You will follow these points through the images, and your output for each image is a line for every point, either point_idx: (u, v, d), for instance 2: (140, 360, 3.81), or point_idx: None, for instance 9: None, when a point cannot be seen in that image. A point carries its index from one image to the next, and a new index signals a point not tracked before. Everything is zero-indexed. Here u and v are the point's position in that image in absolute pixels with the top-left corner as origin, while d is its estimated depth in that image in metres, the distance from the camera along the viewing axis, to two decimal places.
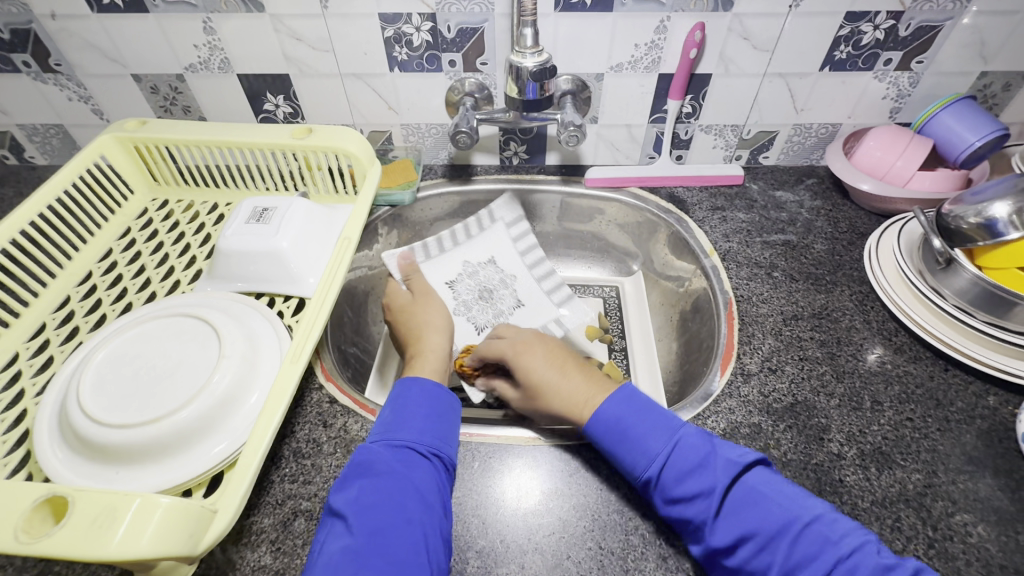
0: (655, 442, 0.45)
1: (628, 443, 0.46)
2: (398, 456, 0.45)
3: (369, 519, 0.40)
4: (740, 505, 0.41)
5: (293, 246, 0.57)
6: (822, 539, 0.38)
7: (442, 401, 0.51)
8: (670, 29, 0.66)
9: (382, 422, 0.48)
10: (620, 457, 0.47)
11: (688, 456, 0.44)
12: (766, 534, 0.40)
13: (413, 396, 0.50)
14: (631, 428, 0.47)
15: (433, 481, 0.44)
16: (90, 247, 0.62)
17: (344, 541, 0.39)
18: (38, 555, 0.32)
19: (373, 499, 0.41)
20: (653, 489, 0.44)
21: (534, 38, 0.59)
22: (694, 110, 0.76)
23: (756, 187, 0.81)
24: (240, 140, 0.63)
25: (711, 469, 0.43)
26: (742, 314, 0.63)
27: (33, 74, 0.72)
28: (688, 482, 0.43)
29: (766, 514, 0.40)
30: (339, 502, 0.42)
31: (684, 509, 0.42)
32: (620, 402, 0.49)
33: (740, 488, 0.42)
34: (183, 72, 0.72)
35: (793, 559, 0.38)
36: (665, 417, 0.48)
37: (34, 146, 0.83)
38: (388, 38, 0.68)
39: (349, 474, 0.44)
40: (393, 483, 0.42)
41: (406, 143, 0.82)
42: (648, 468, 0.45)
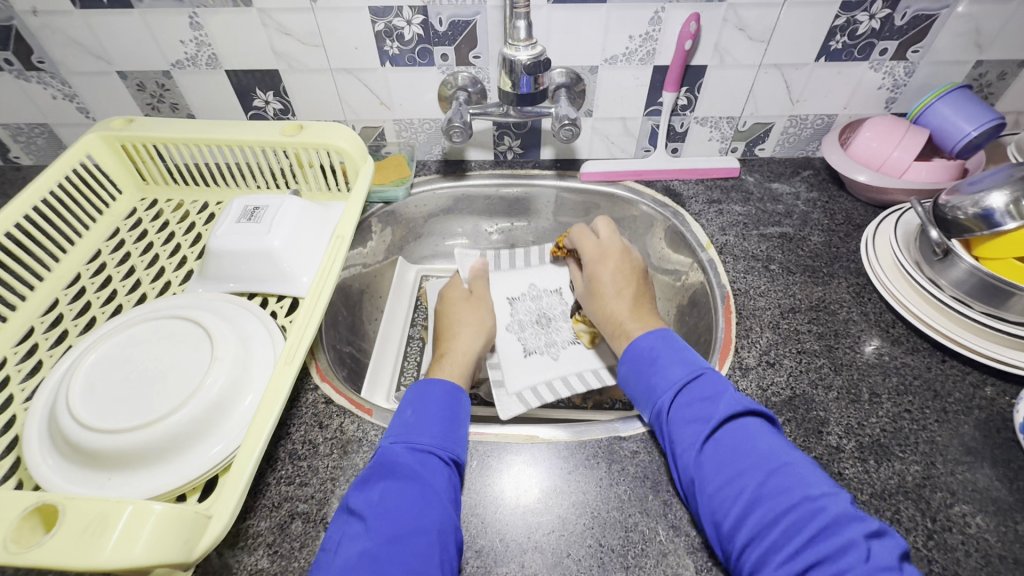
0: (676, 371, 0.49)
1: (654, 366, 0.51)
2: (420, 459, 0.45)
3: (389, 525, 0.40)
4: (736, 437, 0.44)
5: (286, 245, 0.56)
6: (797, 479, 0.40)
7: (460, 405, 0.51)
8: (664, 21, 0.65)
9: (406, 422, 0.48)
10: (643, 377, 0.51)
11: (702, 387, 0.47)
12: (747, 464, 0.42)
13: (434, 398, 0.50)
14: (660, 356, 0.51)
15: (448, 485, 0.44)
16: (78, 249, 0.61)
17: (363, 544, 0.39)
18: (27, 565, 0.32)
19: (393, 503, 0.41)
20: (660, 414, 0.48)
21: (527, 31, 0.58)
22: (689, 103, 0.76)
23: (752, 179, 0.80)
24: (228, 137, 0.62)
25: (716, 404, 0.46)
26: (739, 307, 0.63)
27: (15, 73, 0.71)
28: (695, 407, 0.46)
29: (752, 450, 0.43)
30: (359, 502, 0.42)
31: (681, 431, 0.46)
32: (657, 338, 0.54)
33: (737, 425, 0.45)
34: (170, 69, 0.71)
35: (765, 489, 0.40)
36: (692, 358, 0.51)
37: (19, 145, 0.81)
38: (378, 33, 0.67)
39: (372, 473, 0.44)
40: (414, 486, 0.42)
41: (399, 139, 0.81)
42: (663, 391, 0.49)
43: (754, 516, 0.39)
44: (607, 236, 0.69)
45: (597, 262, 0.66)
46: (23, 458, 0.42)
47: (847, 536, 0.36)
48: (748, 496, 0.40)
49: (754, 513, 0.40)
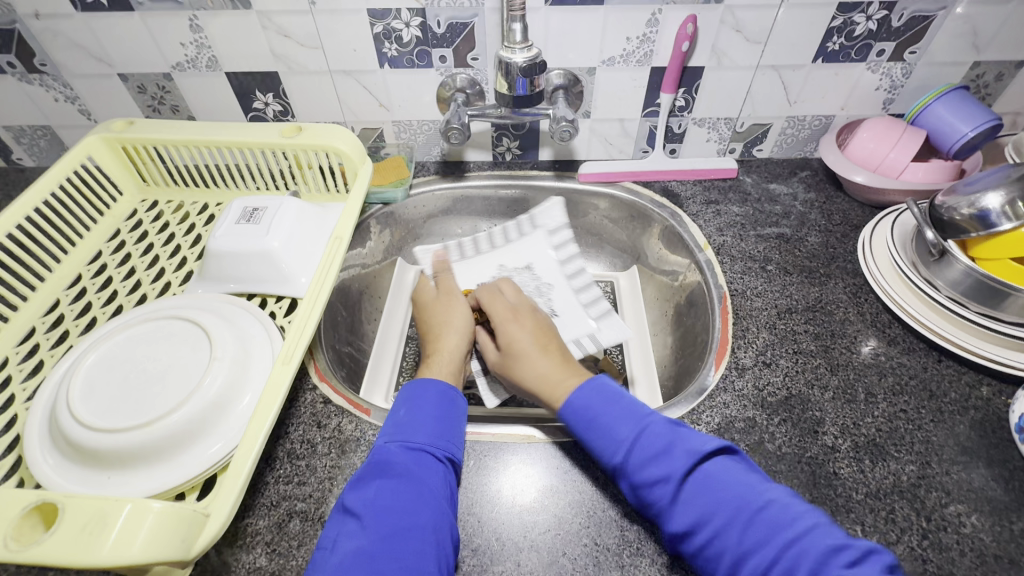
0: (624, 429, 0.45)
1: (596, 429, 0.47)
2: (415, 458, 0.45)
3: (386, 522, 0.40)
4: (703, 491, 0.41)
5: (285, 246, 0.57)
6: (772, 525, 0.38)
7: (456, 403, 0.51)
8: (661, 22, 0.66)
9: (400, 421, 0.48)
10: (591, 443, 0.47)
11: (652, 442, 0.44)
12: (719, 520, 0.39)
13: (428, 396, 0.50)
14: (599, 415, 0.47)
15: (444, 484, 0.45)
16: (80, 250, 0.61)
17: (357, 542, 0.39)
18: (27, 562, 0.32)
19: (389, 500, 0.42)
20: (622, 476, 0.44)
21: (523, 33, 0.58)
22: (687, 104, 0.76)
23: (750, 180, 0.80)
24: (228, 139, 0.62)
25: (670, 457, 0.42)
26: (736, 308, 0.63)
27: (17, 75, 0.71)
28: (652, 466, 0.43)
29: (721, 501, 0.40)
30: (355, 501, 0.42)
31: (648, 494, 0.42)
32: (591, 391, 0.49)
33: (699, 475, 0.42)
34: (171, 71, 0.72)
35: (745, 546, 0.38)
36: (636, 404, 0.47)
37: (21, 147, 0.82)
38: (377, 35, 0.67)
39: (366, 473, 0.44)
40: (410, 485, 0.43)
41: (398, 141, 0.81)
42: (614, 455, 0.45)
43: (744, 574, 0.37)
44: (514, 296, 0.62)
45: (512, 322, 0.58)
46: (25, 458, 0.43)
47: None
48: (730, 556, 0.38)
49: (744, 570, 0.37)
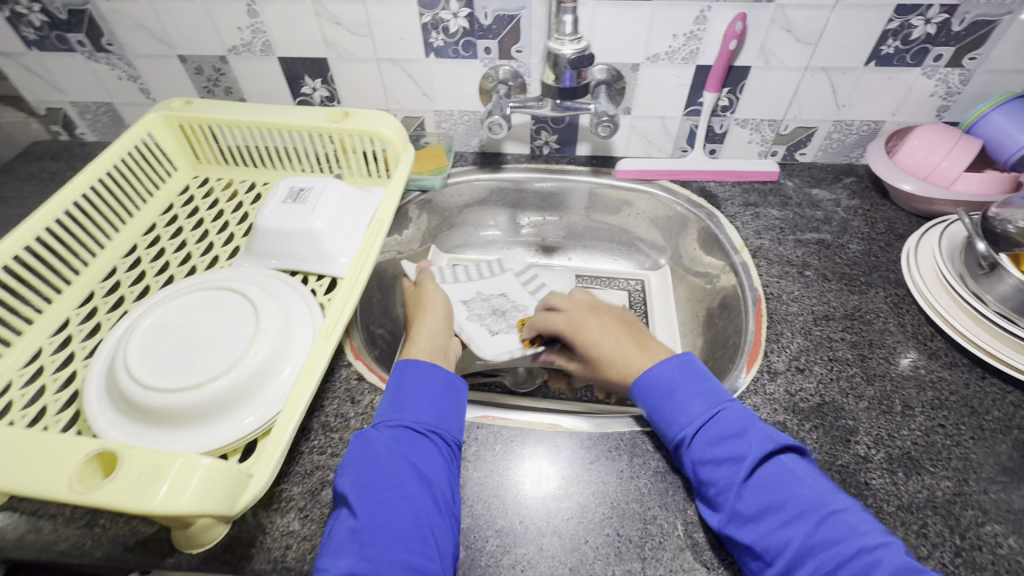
0: (697, 406, 0.47)
1: (672, 400, 0.48)
2: (396, 437, 0.46)
3: (370, 499, 0.42)
4: (770, 483, 0.42)
5: (327, 227, 0.59)
6: (848, 528, 0.39)
7: (438, 374, 0.51)
8: (710, 19, 0.65)
9: (384, 402, 0.49)
10: (659, 413, 0.49)
11: (726, 423, 0.46)
12: (790, 512, 0.41)
13: (410, 372, 0.51)
14: (678, 389, 0.49)
15: (431, 457, 0.45)
16: (136, 221, 0.65)
17: (349, 523, 0.41)
18: (87, 505, 0.34)
19: (371, 479, 0.43)
20: (686, 451, 0.46)
21: (573, 25, 0.58)
22: (731, 104, 0.75)
23: (792, 184, 0.79)
24: (279, 122, 0.65)
25: (746, 440, 0.44)
26: (771, 312, 0.62)
27: (86, 54, 0.75)
28: (723, 446, 0.44)
29: (794, 497, 0.41)
30: (339, 483, 0.44)
31: (711, 473, 0.44)
32: (676, 365, 0.51)
33: (772, 466, 0.43)
34: (226, 54, 0.74)
35: (813, 538, 0.39)
36: (711, 386, 0.49)
37: (85, 122, 0.86)
38: (425, 24, 0.68)
39: (349, 456, 0.45)
40: (390, 462, 0.44)
41: (438, 130, 0.82)
42: (684, 427, 0.47)
43: (804, 568, 0.38)
44: (569, 305, 0.64)
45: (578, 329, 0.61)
46: (83, 412, 0.46)
47: None
48: (797, 547, 0.39)
49: (801, 566, 0.38)
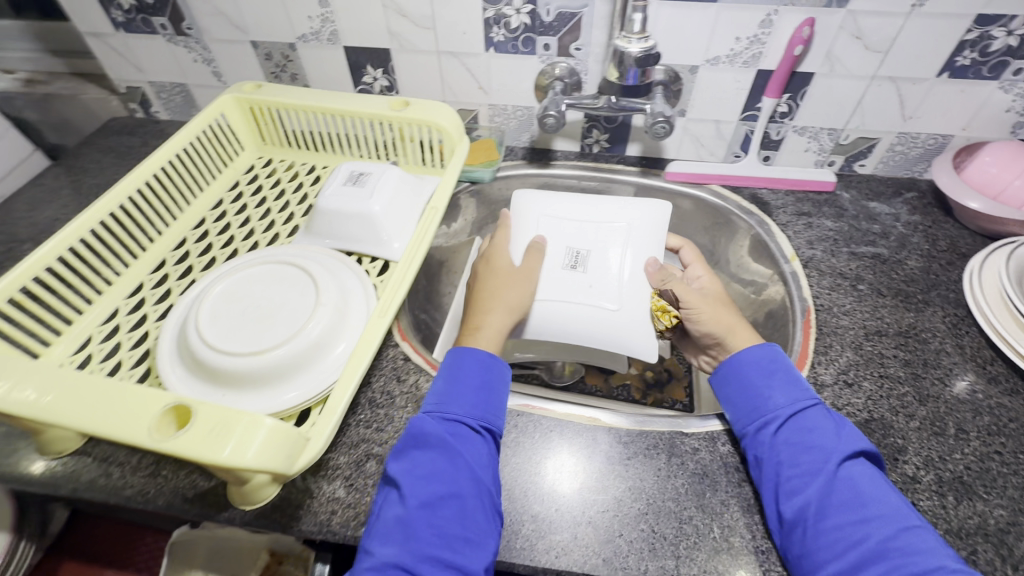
0: (790, 395, 0.49)
1: (773, 380, 0.51)
2: (451, 431, 0.48)
3: (422, 490, 0.44)
4: (856, 480, 0.43)
5: (384, 210, 0.61)
6: (929, 543, 0.39)
7: (495, 372, 0.53)
8: (776, 23, 0.64)
9: (437, 392, 0.51)
10: (755, 389, 0.51)
11: (817, 418, 0.48)
12: (874, 513, 0.41)
13: (467, 364, 0.52)
14: (780, 372, 0.51)
15: (481, 454, 0.47)
16: (205, 196, 0.68)
17: (398, 509, 0.43)
18: (163, 452, 0.37)
19: (426, 471, 0.45)
20: (767, 432, 0.48)
21: (643, 24, 0.59)
22: (790, 110, 0.73)
23: (848, 195, 0.77)
24: (343, 108, 0.67)
25: (841, 436, 0.46)
26: (820, 323, 0.61)
27: (167, 36, 0.80)
28: (812, 437, 0.46)
29: (878, 501, 0.42)
30: (392, 470, 0.45)
31: (797, 456, 0.45)
32: (769, 354, 0.53)
33: (859, 465, 0.44)
34: (295, 41, 0.78)
35: (892, 539, 0.40)
36: (803, 382, 0.51)
37: (160, 101, 0.91)
38: (488, 19, 0.70)
39: (404, 444, 0.47)
40: (445, 457, 0.45)
41: (491, 124, 0.84)
42: (777, 410, 0.48)
43: (874, 568, 0.39)
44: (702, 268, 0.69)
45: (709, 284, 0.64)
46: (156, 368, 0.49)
47: None
48: (872, 545, 0.40)
49: (873, 566, 0.39)
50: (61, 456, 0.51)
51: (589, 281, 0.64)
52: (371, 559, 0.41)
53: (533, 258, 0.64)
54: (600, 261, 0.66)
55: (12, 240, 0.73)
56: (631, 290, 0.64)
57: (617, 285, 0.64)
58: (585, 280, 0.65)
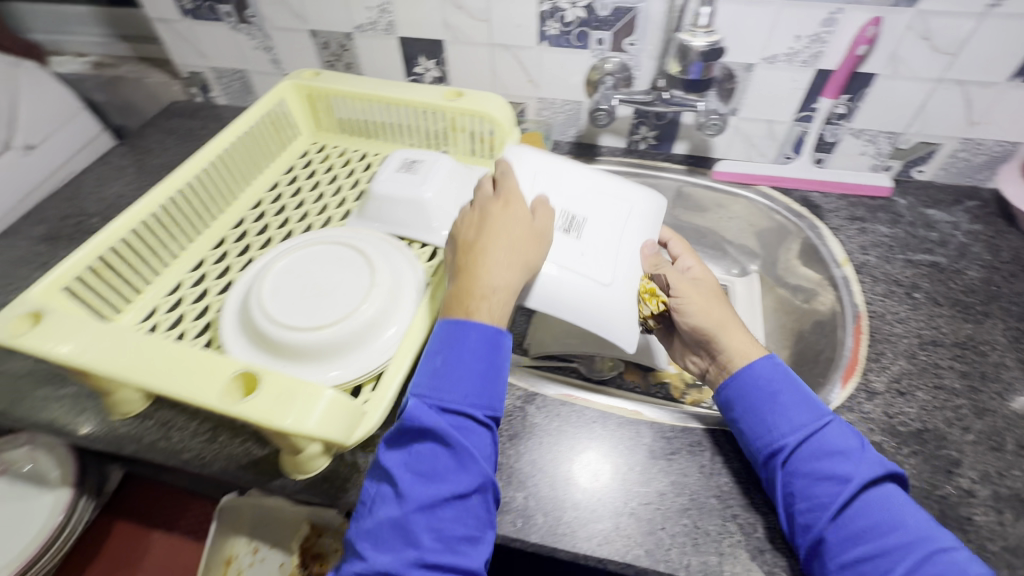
0: (801, 416, 0.46)
1: (776, 406, 0.47)
2: (452, 422, 0.42)
3: (422, 491, 0.40)
4: (872, 506, 0.41)
5: (435, 198, 0.62)
6: (958, 566, 0.37)
7: (499, 350, 0.45)
8: (839, 22, 0.63)
9: (438, 373, 0.44)
10: (759, 415, 0.47)
11: (836, 439, 0.44)
12: (893, 542, 0.39)
13: (468, 341, 0.44)
14: (781, 394, 0.48)
15: (486, 447, 0.43)
16: (263, 178, 0.71)
17: (392, 511, 0.39)
18: (232, 415, 0.39)
19: (426, 468, 0.41)
20: (779, 461, 0.45)
21: (709, 18, 0.58)
22: (848, 112, 0.72)
23: (905, 202, 0.75)
24: (399, 97, 0.69)
25: (857, 461, 0.43)
26: (872, 330, 0.60)
27: (231, 24, 0.83)
28: (830, 461, 0.43)
29: (901, 527, 0.40)
30: (388, 465, 0.42)
31: (811, 488, 0.43)
32: (777, 369, 0.50)
33: (878, 491, 0.42)
34: (353, 31, 0.80)
35: (922, 572, 0.37)
36: (814, 399, 0.48)
37: (220, 87, 0.95)
38: (543, 13, 0.70)
39: (401, 435, 0.42)
40: (446, 452, 0.41)
41: (538, 117, 0.84)
42: (786, 436, 0.45)
43: None
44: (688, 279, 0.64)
45: (704, 279, 0.60)
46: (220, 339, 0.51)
47: None
48: None
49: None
50: (127, 416, 0.54)
51: (581, 249, 0.55)
52: (367, 564, 0.39)
53: (544, 217, 0.52)
54: (596, 231, 0.56)
55: (82, 214, 0.77)
56: (624, 266, 0.56)
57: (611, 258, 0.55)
58: (577, 247, 0.55)
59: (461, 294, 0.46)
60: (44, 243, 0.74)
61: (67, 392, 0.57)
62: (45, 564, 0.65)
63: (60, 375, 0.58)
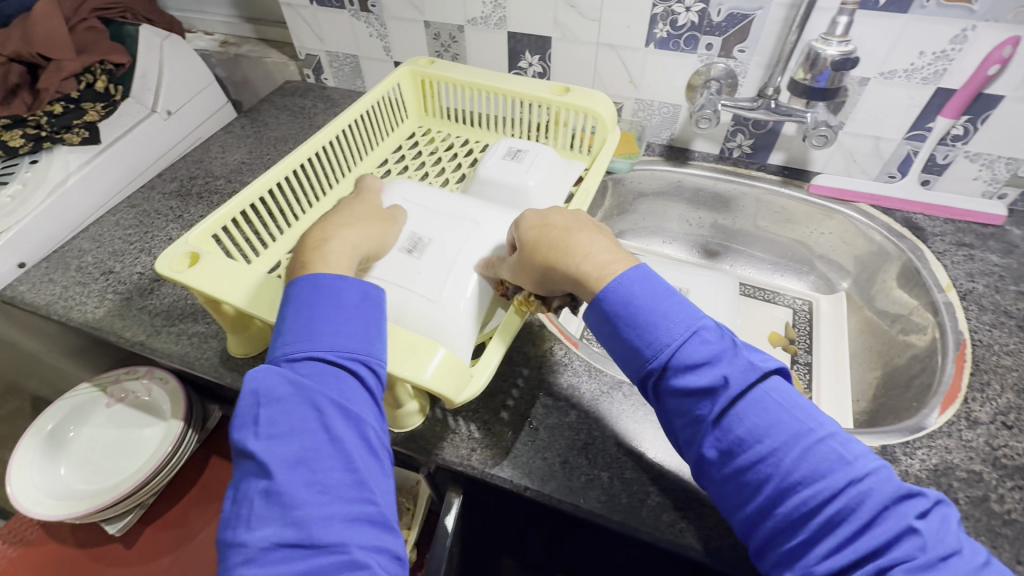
0: (674, 325, 0.42)
1: (637, 323, 0.43)
2: (303, 371, 0.40)
3: (281, 450, 0.37)
4: (744, 414, 0.39)
5: (537, 186, 0.64)
6: (833, 457, 0.37)
7: (344, 295, 0.43)
8: (970, 40, 0.61)
9: (287, 330, 0.41)
10: (624, 334, 0.43)
11: (701, 349, 0.41)
12: (772, 447, 0.38)
13: (320, 297, 0.42)
14: (637, 305, 0.43)
15: (352, 391, 0.40)
16: (374, 155, 0.76)
17: (262, 482, 0.36)
18: None
19: (282, 428, 0.38)
20: (653, 377, 0.42)
21: (847, 28, 0.58)
22: (966, 133, 0.69)
23: (1019, 232, 0.71)
24: (507, 88, 0.72)
25: (724, 365, 0.41)
26: (977, 359, 0.58)
27: (352, 12, 0.89)
28: (695, 374, 0.40)
29: (773, 429, 0.38)
30: (242, 442, 0.38)
31: (682, 405, 0.41)
32: (633, 278, 0.44)
33: (755, 393, 0.40)
34: (464, 24, 0.84)
35: (796, 471, 0.37)
36: (681, 304, 0.43)
37: (331, 70, 1.02)
38: (655, 15, 0.72)
39: (246, 406, 0.39)
40: (299, 405, 0.38)
41: (633, 118, 0.85)
42: (652, 358, 0.42)
43: (785, 505, 0.37)
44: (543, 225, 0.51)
45: (544, 216, 0.51)
46: None
47: (899, 522, 0.35)
48: (773, 487, 0.37)
49: (782, 506, 0.37)
50: (248, 355, 0.60)
51: (420, 266, 0.53)
52: (246, 549, 0.34)
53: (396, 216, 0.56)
54: (442, 248, 0.55)
55: (208, 175, 0.85)
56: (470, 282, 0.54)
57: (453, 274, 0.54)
58: (417, 266, 0.53)
59: (301, 248, 0.47)
60: (175, 198, 0.81)
61: (197, 330, 0.64)
62: (153, 485, 0.72)
63: (190, 315, 0.65)
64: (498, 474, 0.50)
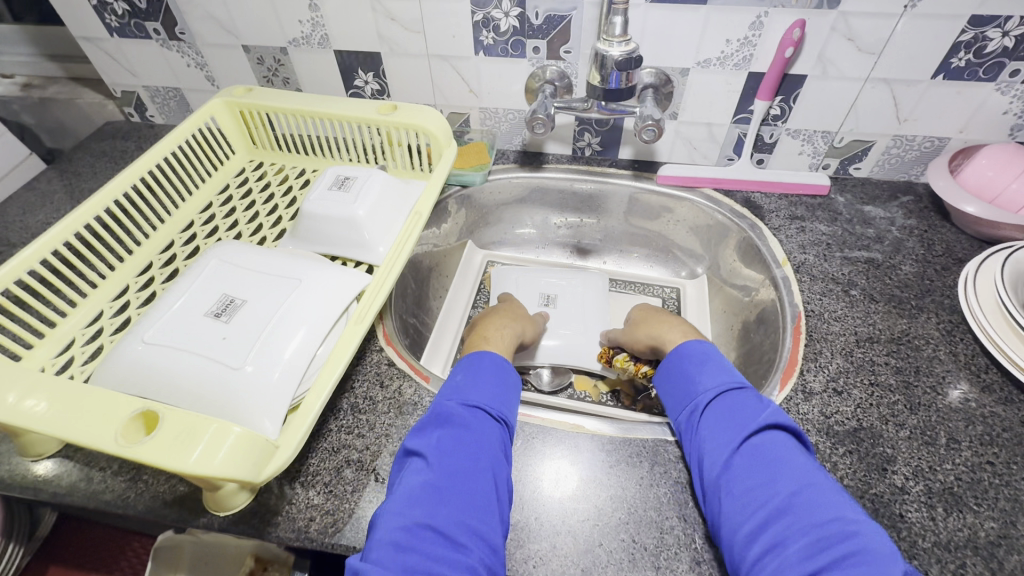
0: (725, 376, 0.50)
1: (709, 365, 0.52)
2: (477, 416, 0.47)
3: (447, 463, 0.43)
4: (771, 443, 0.43)
5: (368, 215, 0.60)
6: (830, 499, 0.39)
7: (507, 375, 0.53)
8: (766, 25, 0.63)
9: (468, 383, 0.50)
10: (688, 373, 0.53)
11: (746, 392, 0.48)
12: (786, 472, 0.41)
13: (484, 364, 0.53)
14: (713, 358, 0.53)
15: (498, 442, 0.46)
16: (194, 199, 0.69)
17: (424, 476, 0.42)
18: (132, 458, 0.37)
19: (448, 449, 0.44)
20: (700, 402, 0.49)
21: (622, 28, 0.59)
22: (783, 113, 0.73)
23: (843, 199, 0.76)
24: (331, 111, 0.67)
25: (766, 406, 0.46)
26: (810, 329, 0.60)
27: (160, 41, 0.80)
28: (738, 403, 0.47)
29: (791, 463, 0.42)
30: (419, 447, 0.44)
31: (719, 425, 0.46)
32: (704, 347, 0.55)
33: (783, 435, 0.44)
34: (287, 45, 0.78)
35: (799, 494, 0.39)
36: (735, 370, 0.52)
37: (155, 106, 0.92)
38: (476, 23, 0.70)
39: (428, 423, 0.46)
40: (467, 436, 0.45)
41: (482, 127, 0.84)
42: (710, 388, 0.50)
43: (785, 518, 0.38)
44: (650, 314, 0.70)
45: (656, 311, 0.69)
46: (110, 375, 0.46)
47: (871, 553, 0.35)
48: (781, 499, 0.39)
49: (779, 520, 0.38)
50: (41, 457, 0.51)
51: (226, 333, 0.48)
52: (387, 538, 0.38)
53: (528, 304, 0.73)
54: (255, 309, 0.49)
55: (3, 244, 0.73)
56: (288, 335, 0.48)
57: (263, 333, 0.48)
58: (223, 332, 0.48)
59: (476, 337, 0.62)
60: None
61: None
62: None
63: None
64: (338, 543, 0.46)
